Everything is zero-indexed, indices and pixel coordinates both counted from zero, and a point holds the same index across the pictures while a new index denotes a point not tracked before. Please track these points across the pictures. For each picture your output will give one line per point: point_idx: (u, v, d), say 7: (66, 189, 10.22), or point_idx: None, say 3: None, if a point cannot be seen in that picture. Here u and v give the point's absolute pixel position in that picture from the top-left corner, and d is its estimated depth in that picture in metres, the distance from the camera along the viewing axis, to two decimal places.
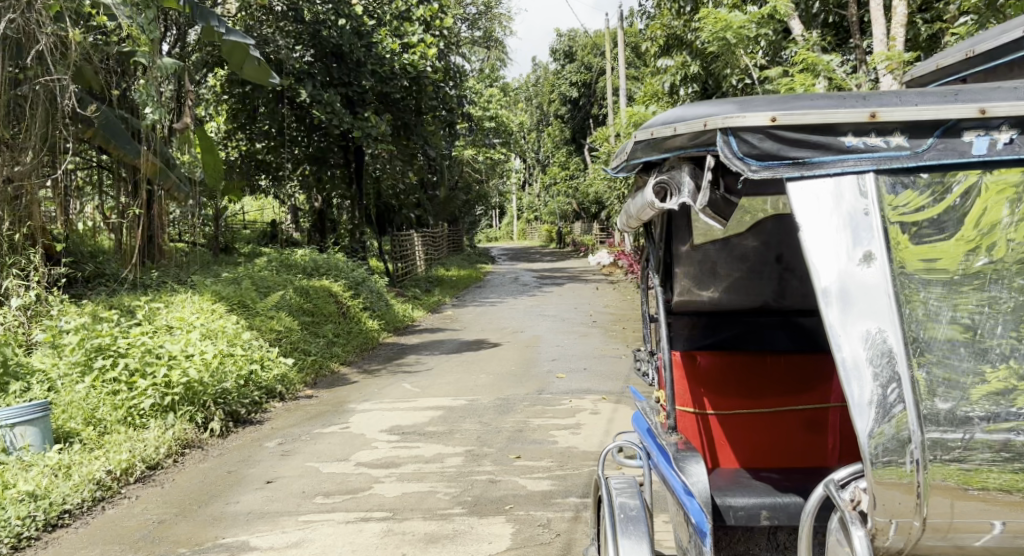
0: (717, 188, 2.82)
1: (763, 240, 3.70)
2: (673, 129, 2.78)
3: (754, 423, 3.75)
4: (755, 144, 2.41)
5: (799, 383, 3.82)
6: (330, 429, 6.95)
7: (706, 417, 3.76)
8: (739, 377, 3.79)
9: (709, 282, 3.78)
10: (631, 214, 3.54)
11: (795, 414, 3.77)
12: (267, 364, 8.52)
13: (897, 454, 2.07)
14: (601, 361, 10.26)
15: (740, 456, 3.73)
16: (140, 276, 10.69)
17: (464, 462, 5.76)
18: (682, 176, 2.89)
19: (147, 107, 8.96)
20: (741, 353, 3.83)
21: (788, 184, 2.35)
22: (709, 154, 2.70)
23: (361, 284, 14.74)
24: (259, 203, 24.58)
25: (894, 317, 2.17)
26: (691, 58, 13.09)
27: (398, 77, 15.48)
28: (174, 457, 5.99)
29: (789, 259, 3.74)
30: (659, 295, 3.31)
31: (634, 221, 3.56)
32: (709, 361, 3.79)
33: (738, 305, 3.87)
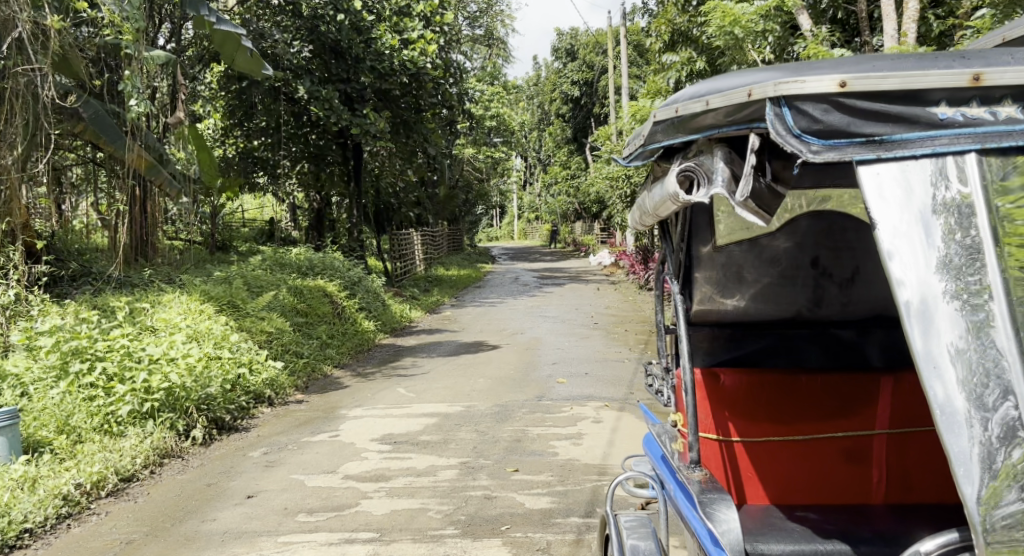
0: (760, 175, 2.63)
1: (797, 240, 3.55)
2: (706, 103, 2.68)
3: (788, 453, 3.39)
4: (818, 117, 2.29)
5: (838, 406, 3.45)
6: (318, 438, 6.60)
7: (731, 444, 3.39)
8: (770, 399, 3.43)
9: (733, 290, 3.54)
10: (645, 210, 3.38)
11: (832, 442, 3.41)
12: (255, 368, 8.16)
13: (1015, 527, 1.96)
14: (604, 366, 9.89)
15: (770, 491, 3.37)
16: (129, 276, 10.33)
17: (458, 475, 5.41)
18: (713, 159, 2.74)
19: (133, 99, 8.61)
20: (770, 372, 3.47)
21: (857, 166, 2.23)
22: (750, 132, 2.55)
23: (358, 284, 14.35)
24: (258, 201, 24.22)
25: (996, 343, 2.03)
26: (697, 54, 12.96)
27: (397, 74, 14.96)
28: (151, 468, 5.63)
29: (826, 262, 3.58)
30: (677, 303, 3.05)
31: (652, 217, 3.31)
32: (734, 380, 3.42)
33: (769, 316, 3.65)
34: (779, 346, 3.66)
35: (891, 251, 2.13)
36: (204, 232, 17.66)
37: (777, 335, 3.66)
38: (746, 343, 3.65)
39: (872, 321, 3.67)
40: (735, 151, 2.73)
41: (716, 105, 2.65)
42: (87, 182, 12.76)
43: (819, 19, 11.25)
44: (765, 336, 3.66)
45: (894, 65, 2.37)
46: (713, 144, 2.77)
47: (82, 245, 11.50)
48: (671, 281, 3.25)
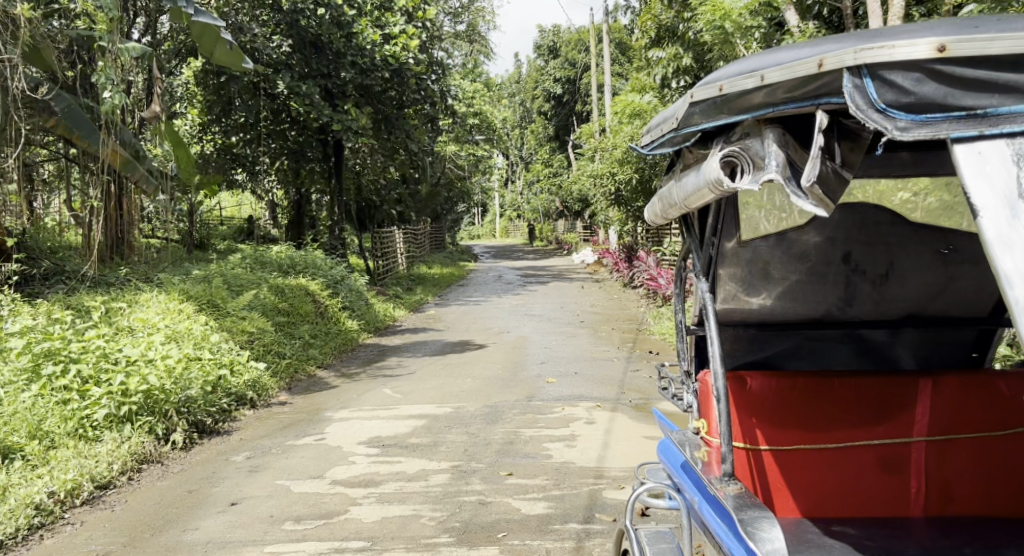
0: (828, 160, 2.64)
1: (826, 235, 3.76)
2: (759, 78, 2.72)
3: (821, 462, 3.29)
4: (910, 88, 2.29)
5: (874, 412, 3.32)
6: (303, 441, 6.40)
7: (760, 453, 3.29)
8: (802, 403, 3.32)
9: (759, 287, 3.77)
10: (671, 200, 3.40)
11: (869, 450, 3.29)
12: (236, 370, 7.91)
13: None
14: (593, 366, 9.72)
15: (800, 503, 3.27)
16: (103, 275, 10.05)
17: (450, 480, 5.24)
18: (765, 143, 2.77)
19: (106, 92, 8.35)
20: (800, 377, 3.35)
21: (953, 145, 2.24)
22: (816, 108, 2.60)
23: (340, 283, 14.09)
24: (236, 199, 23.88)
25: None
26: (684, 50, 12.64)
27: (379, 69, 14.63)
28: (129, 474, 5.43)
29: (858, 258, 3.79)
30: (709, 304, 3.14)
31: (678, 209, 3.36)
32: (761, 384, 3.33)
33: (797, 315, 3.81)
34: (804, 347, 3.84)
35: (996, 240, 2.13)
36: (181, 230, 17.30)
37: (802, 335, 3.84)
38: (773, 343, 3.83)
39: (904, 320, 3.83)
40: (787, 135, 2.77)
41: (772, 81, 2.68)
42: (60, 179, 12.45)
43: (806, 14, 11.08)
44: (791, 337, 3.83)
45: (999, 28, 2.35)
46: (764, 125, 2.82)
47: (56, 243, 11.19)
48: (696, 279, 3.35)
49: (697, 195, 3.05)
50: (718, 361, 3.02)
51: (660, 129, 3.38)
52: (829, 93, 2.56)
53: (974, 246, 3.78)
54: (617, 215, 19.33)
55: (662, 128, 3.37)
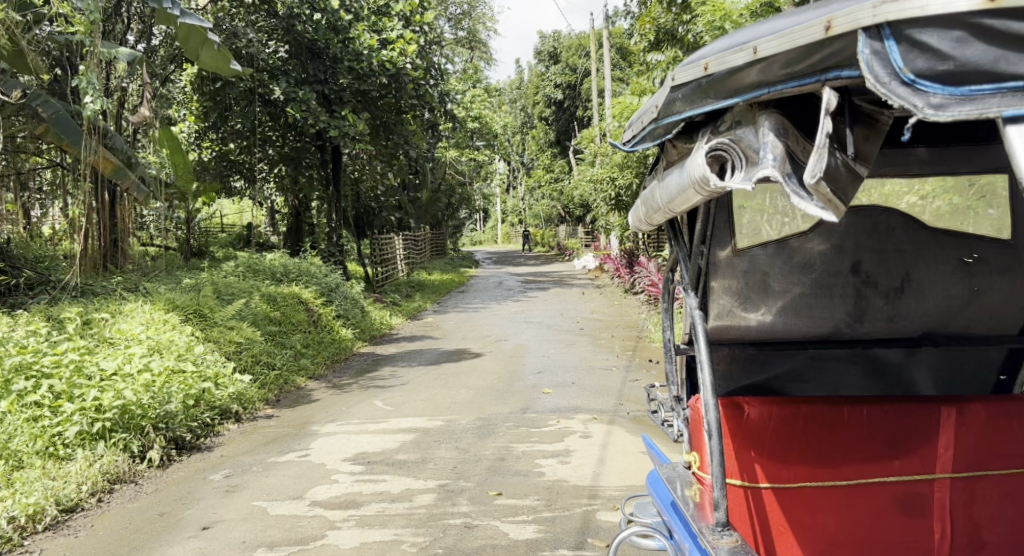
0: (838, 152, 2.44)
1: (833, 243, 3.52)
2: (754, 51, 2.57)
3: (829, 502, 3.09)
4: (948, 53, 2.12)
5: (888, 444, 3.11)
6: (286, 457, 6.14)
7: (760, 490, 3.11)
8: (807, 432, 3.13)
9: (757, 301, 3.50)
10: (654, 204, 3.23)
11: (883, 488, 3.09)
12: (221, 383, 7.64)
13: None
14: (591, 375, 9.46)
15: (807, 547, 3.07)
16: (90, 284, 9.82)
17: (436, 500, 4.98)
18: (760, 133, 2.61)
19: (88, 96, 8.14)
20: (802, 405, 3.17)
21: (1006, 123, 2.10)
22: (822, 84, 2.41)
23: (335, 290, 13.83)
24: (236, 207, 23.71)
25: None
26: (683, 53, 12.47)
27: (376, 75, 14.40)
28: (99, 495, 5.19)
29: (869, 268, 3.50)
30: (699, 319, 3.02)
31: (659, 215, 3.19)
32: (760, 413, 3.14)
33: (804, 332, 3.53)
34: (809, 367, 3.67)
35: None
36: (177, 239, 17.07)
37: (807, 355, 3.66)
38: (772, 365, 3.65)
39: (922, 338, 3.57)
40: (786, 124, 2.61)
41: (767, 54, 2.53)
42: (54, 187, 12.26)
43: None
44: (795, 358, 3.65)
45: None
46: (757, 112, 2.67)
47: (46, 251, 10.96)
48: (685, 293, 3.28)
49: (680, 191, 2.90)
50: (709, 390, 2.84)
51: (645, 116, 3.23)
52: (837, 65, 2.37)
53: (1002, 255, 3.54)
54: (618, 220, 19.06)
55: (647, 114, 3.22)
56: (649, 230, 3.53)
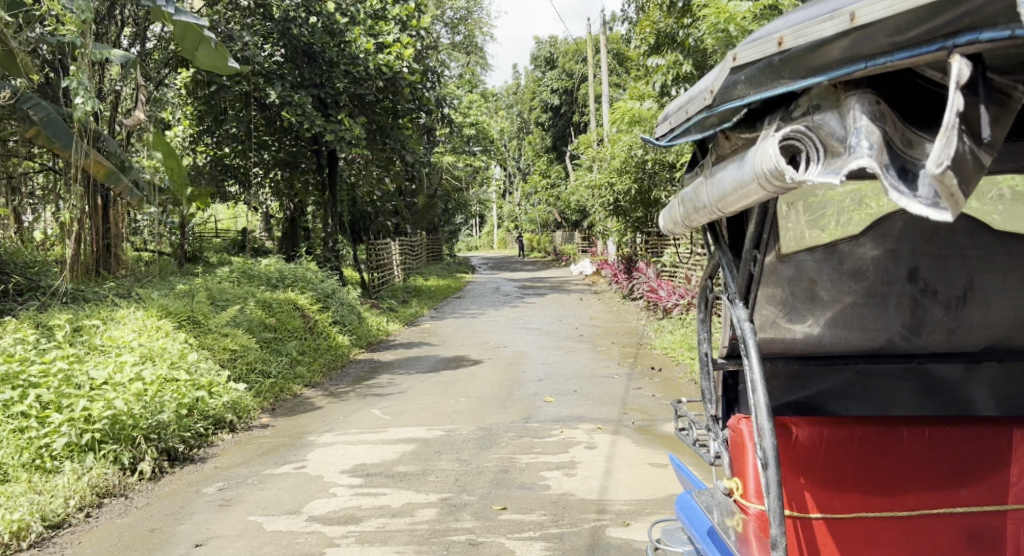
0: (967, 137, 2.23)
1: (887, 248, 3.51)
2: (852, 18, 2.34)
3: (889, 532, 3.06)
4: None
5: (951, 468, 3.11)
6: (282, 469, 5.94)
7: (809, 520, 3.04)
8: (861, 453, 3.09)
9: (803, 312, 3.54)
10: (699, 204, 3.11)
11: (950, 519, 3.09)
12: (215, 391, 7.43)
13: None
14: (593, 383, 9.28)
15: None
16: (81, 290, 9.61)
17: (439, 515, 4.79)
18: (851, 117, 2.42)
19: (78, 97, 7.96)
20: (854, 426, 3.12)
21: None
22: (949, 51, 2.21)
23: (331, 296, 13.62)
24: (232, 212, 23.52)
25: None
26: (683, 57, 12.34)
27: (372, 79, 14.22)
28: (88, 510, 5.02)
29: (927, 275, 3.50)
30: (749, 332, 2.90)
31: (704, 214, 3.08)
32: (809, 434, 3.08)
33: (859, 342, 3.55)
34: (855, 384, 3.65)
35: None
36: (172, 244, 16.85)
37: (854, 370, 3.64)
38: (815, 382, 3.64)
39: (984, 354, 3.56)
40: (882, 106, 2.42)
41: (868, 22, 2.31)
42: (46, 192, 12.09)
43: None
44: (840, 374, 3.64)
45: None
46: (842, 94, 2.47)
47: (37, 256, 10.75)
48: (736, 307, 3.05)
49: (739, 184, 2.72)
50: (765, 416, 2.71)
51: (699, 101, 3.04)
52: (972, 29, 2.17)
53: None
54: (615, 226, 18.90)
55: (701, 99, 3.02)
56: (684, 232, 3.43)
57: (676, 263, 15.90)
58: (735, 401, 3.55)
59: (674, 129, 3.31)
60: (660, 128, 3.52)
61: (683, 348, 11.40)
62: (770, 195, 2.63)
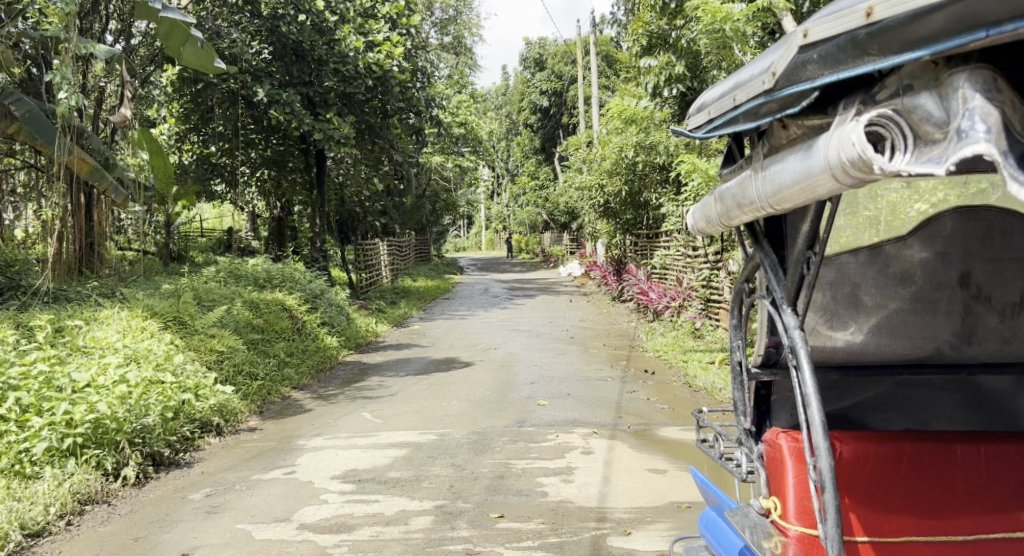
0: None
1: (937, 250, 3.44)
2: None
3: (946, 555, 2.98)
4: None
5: (1008, 491, 3.06)
6: (271, 475, 5.78)
7: (857, 542, 2.96)
8: (911, 471, 3.05)
9: (846, 319, 3.48)
10: (747, 201, 2.95)
11: (1011, 543, 3.00)
12: (201, 394, 7.25)
13: None
14: (586, 387, 9.16)
15: None
16: (63, 289, 9.40)
17: (433, 524, 4.65)
18: (961, 96, 2.15)
19: (61, 91, 7.78)
20: (904, 443, 3.11)
21: None
22: None
23: (319, 297, 13.44)
24: (219, 211, 23.27)
25: None
26: (676, 58, 12.28)
27: (362, 77, 14.08)
28: (68, 518, 4.85)
29: (981, 279, 3.42)
30: (801, 342, 2.78)
31: (751, 211, 2.95)
32: (853, 450, 3.07)
33: (904, 351, 3.48)
34: (894, 395, 3.59)
35: None
36: (157, 242, 16.63)
37: (894, 381, 3.57)
38: (855, 393, 3.58)
39: None
40: (1001, 84, 2.14)
41: None
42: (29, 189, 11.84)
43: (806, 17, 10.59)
44: (880, 384, 3.58)
45: None
46: (944, 72, 2.21)
47: (19, 254, 10.54)
48: (786, 313, 2.91)
49: (801, 179, 2.57)
50: (820, 433, 2.62)
51: (750, 88, 2.87)
52: None
53: None
54: (605, 227, 18.81)
55: (755, 82, 2.83)
56: (718, 230, 3.32)
57: (666, 265, 15.81)
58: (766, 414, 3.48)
59: (715, 120, 3.21)
60: (695, 121, 3.44)
61: (675, 351, 11.29)
62: (839, 187, 2.45)
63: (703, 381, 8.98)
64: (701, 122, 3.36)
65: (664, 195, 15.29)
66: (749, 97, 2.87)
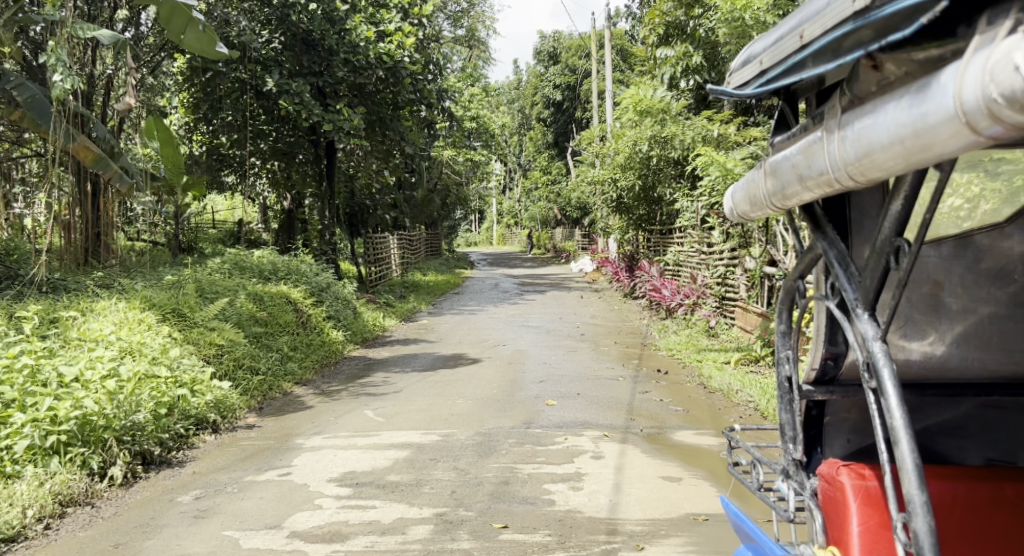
0: None
1: None
2: None
3: None
4: None
5: None
6: (265, 476, 5.50)
7: None
8: (1008, 517, 2.72)
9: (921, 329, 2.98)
10: (814, 172, 2.30)
11: None
12: (197, 390, 6.96)
13: None
14: (596, 386, 8.83)
15: None
16: (61, 280, 9.13)
17: (433, 534, 4.35)
18: None
19: (55, 74, 7.51)
20: (1001, 485, 2.77)
21: None
22: None
23: (325, 290, 13.15)
24: (229, 202, 23.01)
25: None
26: (694, 49, 12.07)
27: (373, 67, 13.66)
28: (47, 521, 4.59)
29: None
30: (885, 360, 2.29)
31: (819, 186, 2.31)
32: (935, 492, 2.74)
33: (989, 364, 3.00)
34: (973, 418, 3.13)
35: None
36: (165, 233, 16.42)
37: (974, 402, 3.12)
38: (927, 414, 3.14)
39: None
40: None
41: None
42: (33, 180, 11.56)
43: None
44: (958, 405, 3.12)
45: None
46: None
47: (22, 243, 10.31)
48: (866, 323, 2.37)
49: (902, 140, 1.94)
50: (917, 486, 2.13)
51: (829, 16, 2.22)
52: None
53: None
54: (618, 223, 18.46)
55: (840, 6, 2.17)
56: (768, 214, 2.71)
57: (680, 262, 15.46)
58: (816, 439, 3.13)
59: (770, 69, 2.58)
60: (741, 77, 2.83)
61: (689, 351, 10.95)
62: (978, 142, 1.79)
63: (719, 382, 8.63)
64: (750, 75, 2.72)
65: (678, 190, 14.91)
66: (828, 28, 2.22)
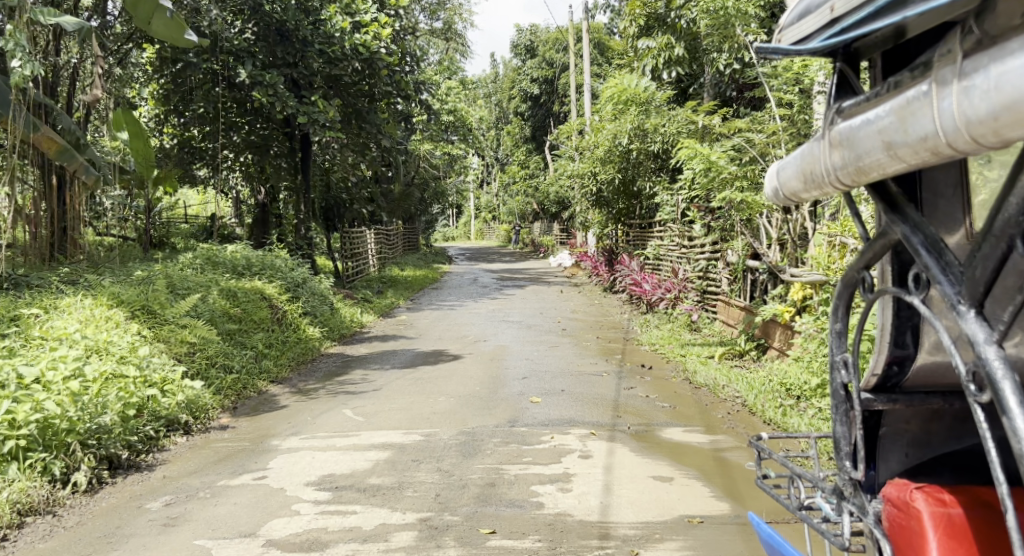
0: None
1: None
2: None
3: None
4: None
5: None
6: (240, 480, 5.25)
7: None
8: None
9: None
10: (920, 131, 1.96)
11: None
12: (168, 390, 6.69)
13: None
14: (581, 382, 8.63)
15: None
16: (26, 276, 8.80)
17: (417, 541, 4.14)
18: None
19: (15, 61, 7.20)
20: None
21: None
22: None
23: (301, 286, 12.85)
24: (202, 197, 22.59)
25: None
26: (675, 40, 11.92)
27: (348, 60, 13.34)
28: (4, 532, 4.32)
29: None
30: (1003, 371, 1.96)
31: (925, 148, 1.95)
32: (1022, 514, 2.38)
33: None
34: None
35: None
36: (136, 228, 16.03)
37: None
38: None
39: None
40: None
41: None
42: None
43: None
44: None
45: None
46: None
47: None
48: (979, 327, 2.03)
49: None
50: None
51: None
52: None
53: None
54: (597, 217, 18.28)
55: None
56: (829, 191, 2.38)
57: (660, 255, 15.32)
58: (874, 454, 2.74)
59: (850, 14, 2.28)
60: (799, 30, 2.57)
61: (673, 345, 10.78)
62: None
63: (704, 378, 8.47)
64: (819, 23, 2.45)
65: (658, 183, 14.75)
66: None
